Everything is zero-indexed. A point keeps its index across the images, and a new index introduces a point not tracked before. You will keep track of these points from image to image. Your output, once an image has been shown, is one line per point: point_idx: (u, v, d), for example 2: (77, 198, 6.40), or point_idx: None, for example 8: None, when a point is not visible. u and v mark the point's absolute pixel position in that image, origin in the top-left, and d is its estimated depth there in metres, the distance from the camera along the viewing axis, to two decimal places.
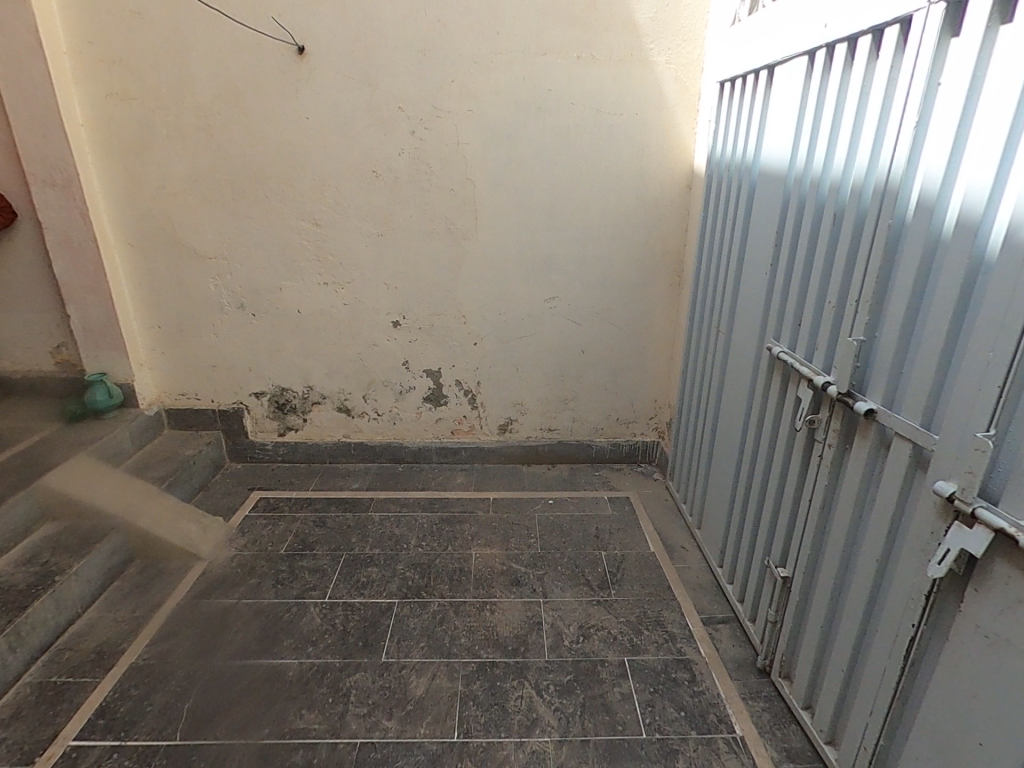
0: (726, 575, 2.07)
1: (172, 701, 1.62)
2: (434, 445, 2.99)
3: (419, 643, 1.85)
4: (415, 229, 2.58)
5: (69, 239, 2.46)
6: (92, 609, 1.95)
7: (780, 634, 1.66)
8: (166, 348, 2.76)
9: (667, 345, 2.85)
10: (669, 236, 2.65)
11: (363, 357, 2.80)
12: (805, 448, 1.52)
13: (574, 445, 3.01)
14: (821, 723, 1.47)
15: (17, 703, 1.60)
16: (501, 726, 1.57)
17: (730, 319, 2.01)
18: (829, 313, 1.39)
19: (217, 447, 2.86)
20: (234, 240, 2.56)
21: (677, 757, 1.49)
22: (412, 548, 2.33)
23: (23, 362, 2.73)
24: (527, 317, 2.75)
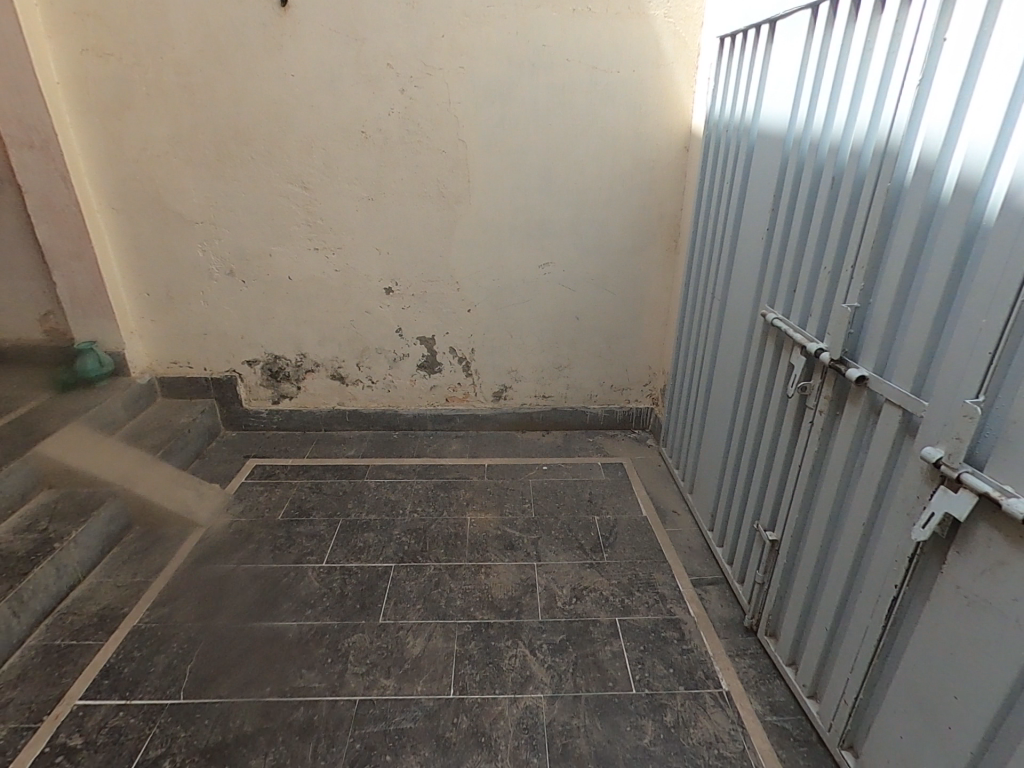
0: (716, 539, 2.11)
1: (175, 662, 1.67)
2: (429, 412, 3.00)
3: (416, 605, 1.90)
4: (406, 193, 2.52)
5: (51, 204, 2.39)
6: (93, 574, 1.97)
7: (766, 595, 1.70)
8: (156, 316, 2.72)
9: (662, 311, 2.84)
10: (665, 200, 2.60)
11: (356, 324, 2.78)
12: (797, 414, 1.53)
13: (569, 412, 3.02)
14: (804, 678, 1.53)
15: (23, 664, 1.63)
16: (496, 683, 1.62)
17: (725, 285, 1.99)
18: (825, 278, 1.38)
19: (211, 415, 2.86)
20: (222, 204, 2.50)
21: (666, 711, 1.55)
22: (408, 513, 2.36)
23: (11, 329, 2.70)
24: (521, 283, 2.72)
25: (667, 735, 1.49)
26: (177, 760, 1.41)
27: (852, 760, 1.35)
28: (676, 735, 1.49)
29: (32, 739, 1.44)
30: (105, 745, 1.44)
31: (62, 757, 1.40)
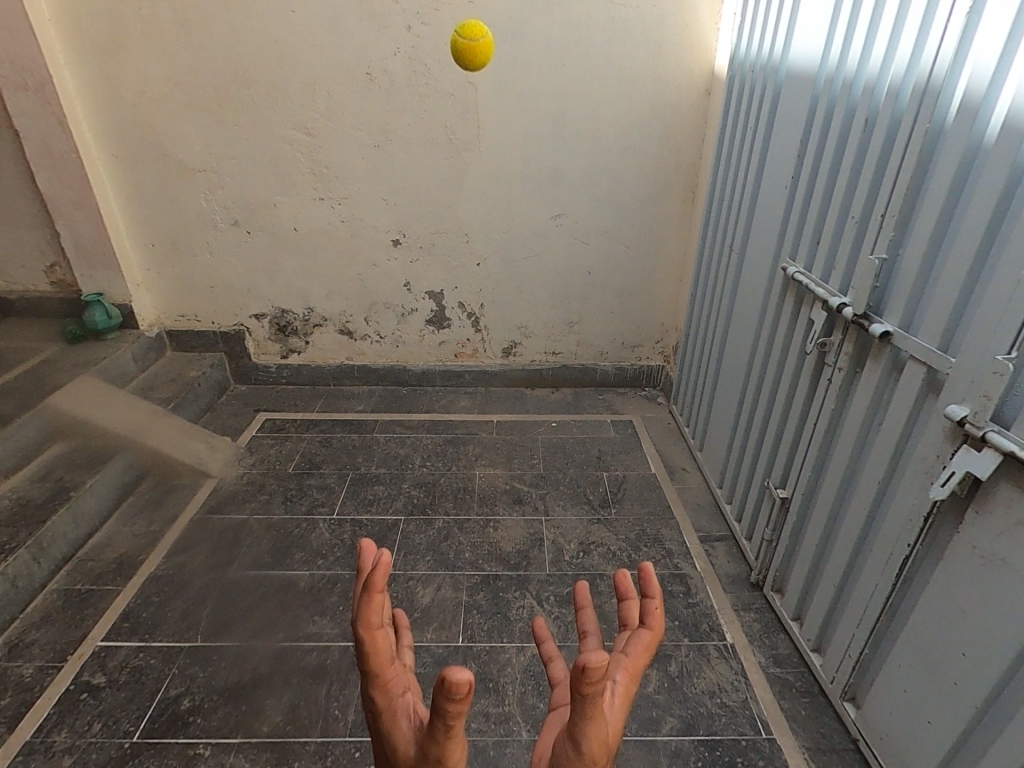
0: (725, 496, 2.10)
1: (192, 607, 1.71)
2: (438, 368, 2.98)
3: (425, 556, 1.93)
4: (414, 139, 2.43)
5: (50, 151, 2.33)
6: (110, 522, 2.02)
7: (774, 552, 1.71)
8: (162, 268, 2.69)
9: (677, 266, 2.76)
10: (684, 148, 2.49)
11: (364, 277, 2.73)
12: (814, 371, 1.49)
13: (579, 369, 2.99)
14: (809, 633, 1.54)
15: (46, 606, 1.69)
16: (503, 632, 1.66)
17: (744, 238, 1.92)
18: (852, 229, 1.31)
19: (221, 369, 2.86)
20: (224, 152, 2.43)
21: (670, 661, 1.58)
22: (417, 468, 2.37)
23: (18, 280, 2.69)
24: (532, 236, 2.65)
25: (671, 684, 1.52)
26: (197, 699, 1.46)
27: (854, 711, 1.37)
28: (679, 684, 1.52)
29: (56, 677, 1.50)
30: (127, 683, 1.49)
31: (86, 694, 1.46)
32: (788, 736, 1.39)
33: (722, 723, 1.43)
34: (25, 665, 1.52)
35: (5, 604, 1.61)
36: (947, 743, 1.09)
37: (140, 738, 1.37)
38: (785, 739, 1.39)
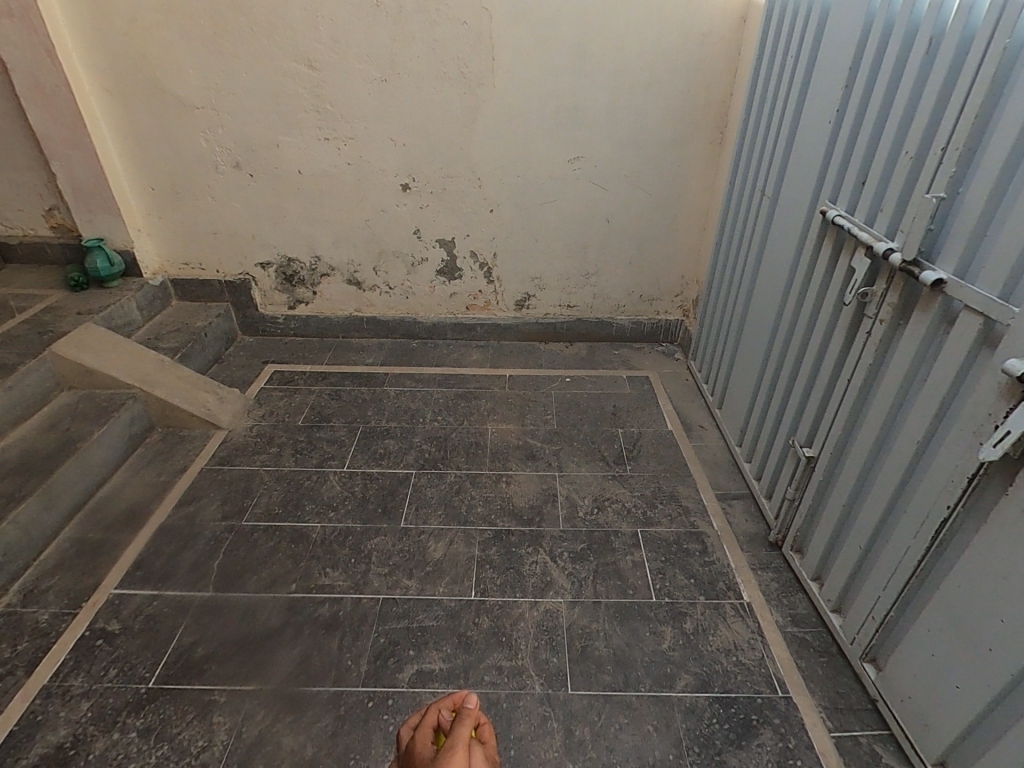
0: (744, 454, 2.04)
1: (203, 557, 1.71)
2: (449, 321, 2.90)
3: (437, 511, 1.90)
4: (424, 73, 2.27)
5: (40, 85, 2.21)
6: (120, 473, 2.01)
7: (796, 511, 1.66)
8: (163, 213, 2.59)
9: (700, 214, 2.62)
10: (714, 84, 2.31)
11: (372, 224, 2.62)
12: (851, 324, 1.40)
13: (594, 323, 2.89)
14: (829, 593, 1.51)
15: (59, 555, 1.69)
16: (516, 587, 1.64)
17: (779, 181, 1.78)
18: (905, 166, 1.19)
19: (228, 320, 2.80)
20: (223, 87, 2.29)
21: (685, 619, 1.56)
22: (428, 422, 2.33)
23: (17, 225, 2.61)
24: (548, 180, 2.51)
25: (686, 641, 1.50)
26: (210, 648, 1.46)
27: (873, 672, 1.35)
28: (695, 642, 1.50)
29: (72, 624, 1.50)
30: (142, 631, 1.50)
31: (101, 641, 1.47)
32: (804, 695, 1.38)
33: (738, 681, 1.41)
34: (41, 611, 1.53)
35: (18, 551, 1.61)
36: (976, 708, 1.06)
37: (155, 684, 1.38)
38: (801, 698, 1.37)
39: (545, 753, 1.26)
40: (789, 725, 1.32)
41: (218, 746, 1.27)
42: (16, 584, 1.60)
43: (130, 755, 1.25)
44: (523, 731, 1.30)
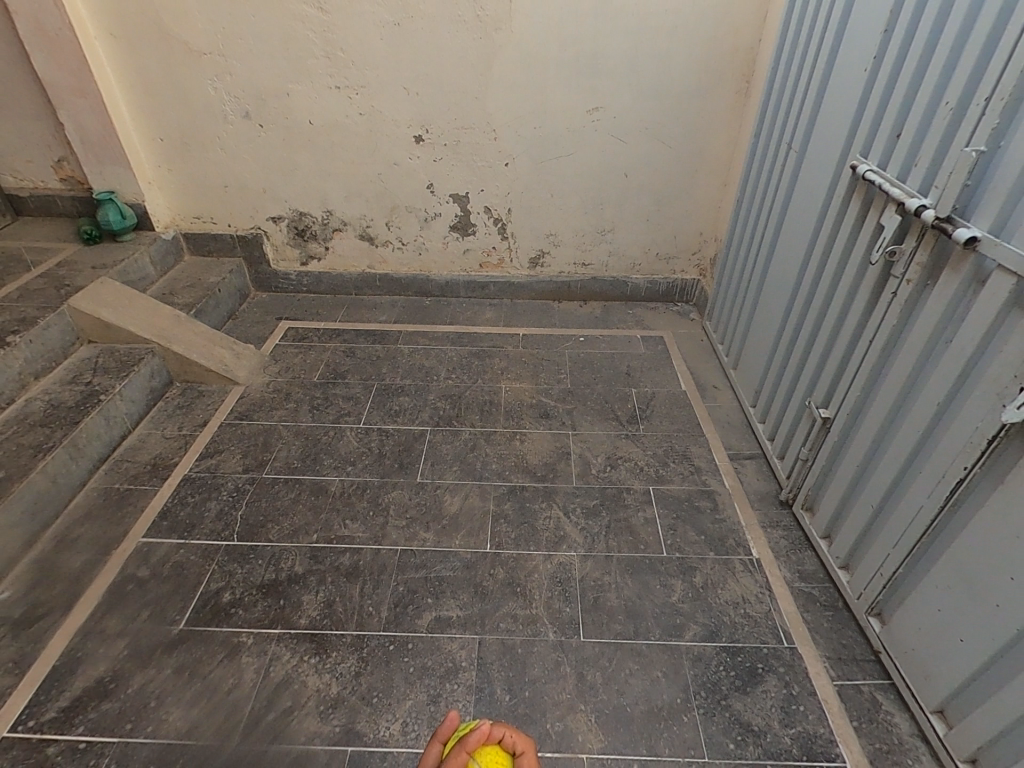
0: (758, 414, 2.05)
1: (226, 507, 1.76)
2: (462, 278, 2.87)
3: (453, 466, 1.93)
4: (438, 16, 2.18)
5: (44, 29, 2.14)
6: (142, 426, 2.05)
7: (809, 471, 1.67)
8: (173, 165, 2.55)
9: (721, 169, 2.54)
10: (742, 29, 2.20)
11: (384, 178, 2.57)
12: (877, 284, 1.37)
13: (609, 282, 2.86)
14: (837, 551, 1.54)
15: (88, 503, 1.75)
16: (530, 541, 1.68)
17: (807, 134, 1.72)
18: (944, 117, 1.14)
19: (241, 275, 2.79)
20: (230, 31, 2.21)
21: (695, 573, 1.60)
22: (442, 379, 2.34)
23: (27, 177, 2.58)
24: (565, 132, 2.44)
25: (695, 594, 1.54)
26: (237, 593, 1.52)
27: (878, 626, 1.38)
28: (704, 594, 1.54)
29: (104, 569, 1.57)
30: (170, 577, 1.56)
31: (133, 585, 1.53)
32: (809, 646, 1.42)
33: (745, 631, 1.45)
34: (74, 557, 1.60)
35: (48, 500, 1.67)
36: (979, 660, 1.09)
37: (186, 626, 1.45)
38: (806, 649, 1.42)
39: (558, 695, 1.32)
40: (794, 674, 1.36)
41: (248, 683, 1.34)
42: (49, 531, 1.66)
43: (165, 690, 1.32)
44: (538, 675, 1.36)
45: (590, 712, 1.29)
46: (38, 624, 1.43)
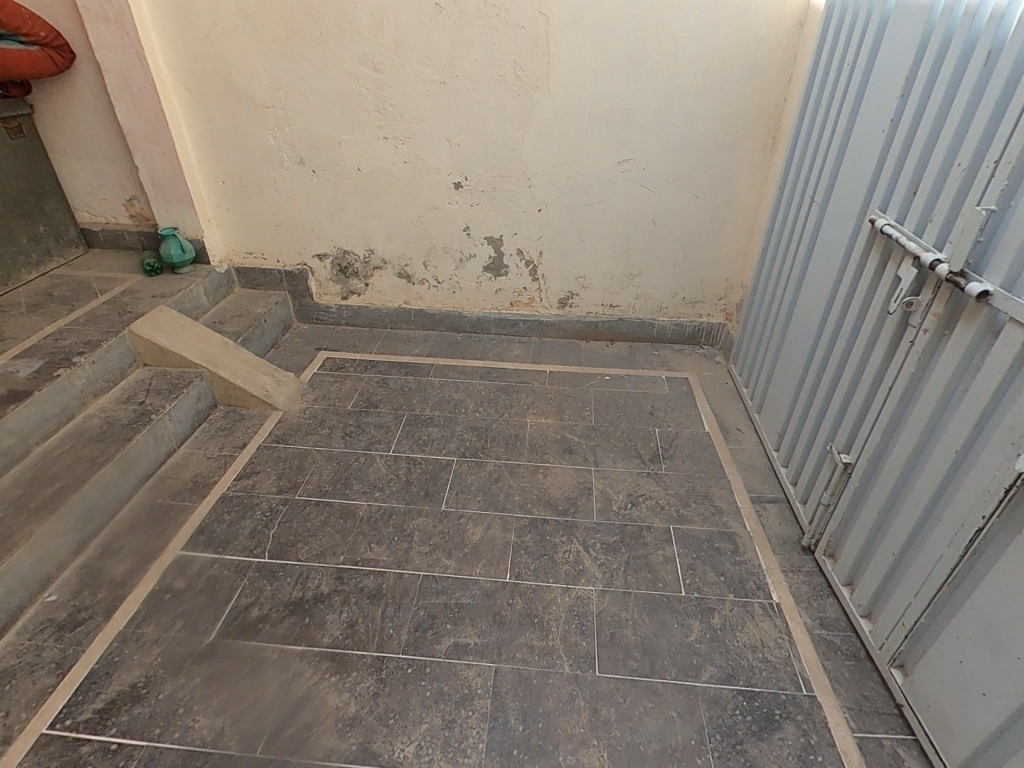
0: (782, 459, 2.06)
1: (260, 526, 1.84)
2: (493, 316, 2.98)
3: (477, 497, 1.99)
4: (481, 76, 2.35)
5: (129, 84, 2.40)
6: (187, 445, 2.17)
7: (830, 517, 1.67)
8: (232, 204, 2.76)
9: (748, 218, 2.61)
10: (768, 89, 2.31)
11: (424, 220, 2.73)
12: (896, 332, 1.41)
13: (636, 324, 2.93)
14: (860, 598, 1.52)
15: (133, 516, 1.86)
16: (549, 573, 1.71)
17: (829, 188, 1.79)
18: (957, 177, 1.20)
19: (285, 308, 2.96)
20: (293, 87, 2.43)
21: (713, 614, 1.60)
22: (470, 412, 2.42)
23: (101, 213, 2.83)
24: (596, 181, 2.56)
25: (713, 636, 1.54)
26: (265, 609, 1.59)
27: (900, 678, 1.36)
28: (721, 636, 1.54)
29: (144, 578, 1.66)
30: (204, 590, 1.64)
31: (169, 596, 1.61)
32: (829, 695, 1.40)
33: (762, 676, 1.44)
34: (117, 565, 1.69)
35: (98, 511, 1.78)
36: (1002, 716, 1.07)
37: (216, 637, 1.51)
38: (826, 698, 1.39)
39: (571, 728, 1.33)
40: (811, 722, 1.34)
41: (271, 697, 1.38)
42: (96, 539, 1.76)
43: (193, 698, 1.38)
44: (551, 707, 1.37)
45: (602, 747, 1.30)
46: (81, 628, 1.52)
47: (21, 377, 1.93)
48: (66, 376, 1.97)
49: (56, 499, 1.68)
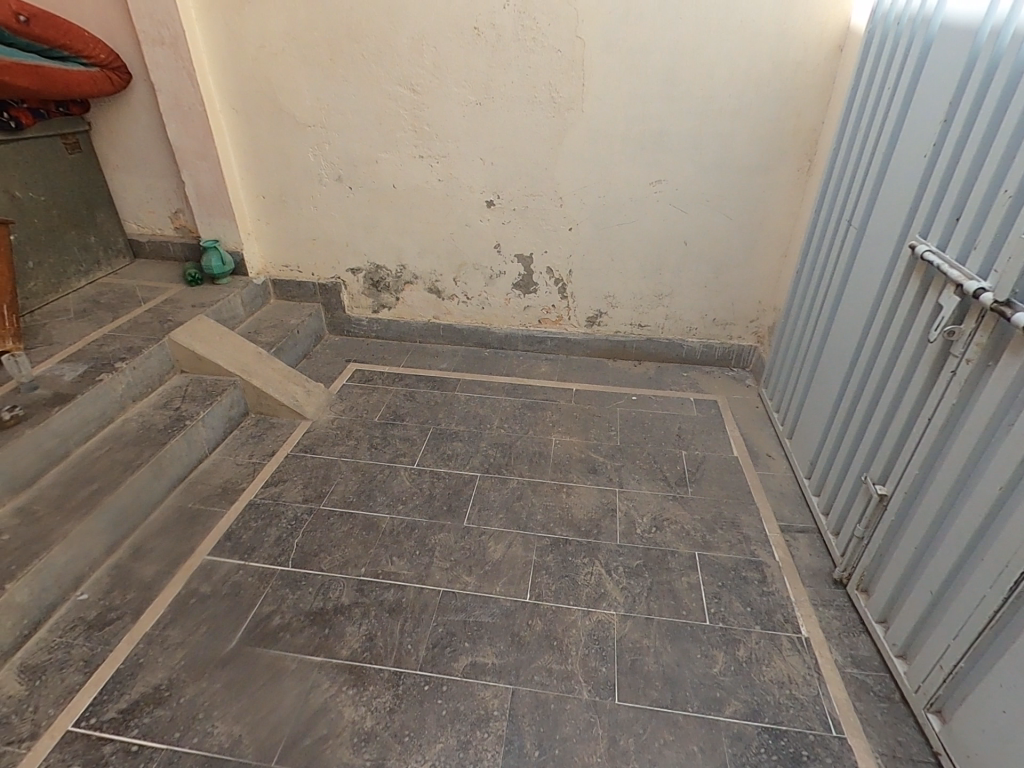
0: (813, 487, 2.00)
1: (285, 535, 1.87)
2: (521, 333, 2.99)
3: (499, 514, 1.98)
4: (516, 97, 2.39)
5: (180, 103, 2.51)
6: (218, 452, 2.22)
7: (864, 550, 1.61)
8: (271, 218, 2.85)
9: (783, 241, 2.58)
10: (805, 112, 2.29)
11: (456, 237, 2.77)
12: (936, 361, 1.37)
13: (664, 344, 2.90)
14: (894, 638, 1.46)
15: (164, 519, 1.90)
16: (570, 595, 1.69)
17: (867, 213, 1.76)
18: (1003, 204, 1.17)
19: (317, 320, 3.03)
20: (333, 107, 2.50)
21: (739, 646, 1.55)
22: (495, 428, 2.42)
23: (148, 225, 2.95)
24: (628, 201, 2.57)
25: (738, 668, 1.49)
26: (286, 618, 1.60)
27: (938, 724, 1.29)
28: (747, 669, 1.49)
29: (171, 581, 1.69)
30: (229, 595, 1.66)
31: (195, 600, 1.64)
32: (860, 738, 1.34)
33: (789, 713, 1.39)
34: (146, 567, 1.73)
35: (130, 513, 1.83)
36: None
37: (238, 644, 1.53)
38: (857, 741, 1.33)
39: (588, 757, 1.30)
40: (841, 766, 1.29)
41: (289, 706, 1.39)
42: (127, 541, 1.81)
43: (213, 703, 1.39)
44: (568, 734, 1.34)
45: None
46: (109, 627, 1.55)
47: (66, 381, 2.01)
48: (107, 381, 2.04)
49: (92, 500, 1.73)
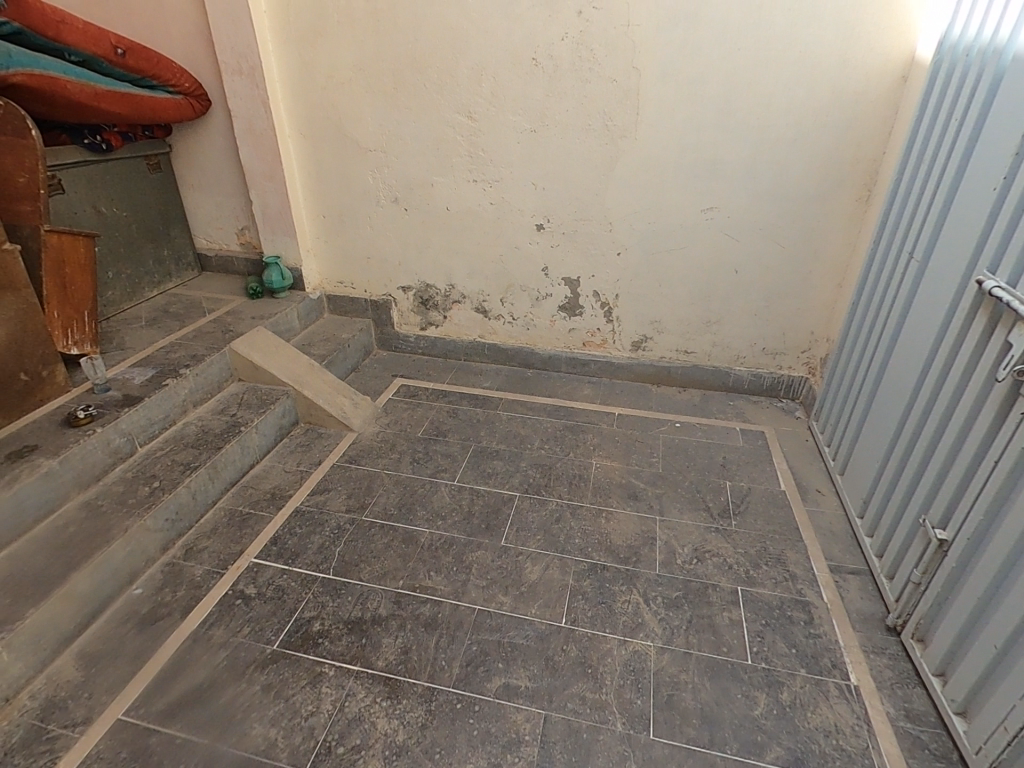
0: (866, 527, 1.92)
1: (327, 543, 1.91)
2: (565, 355, 3.01)
3: (537, 535, 1.98)
4: (570, 125, 2.44)
5: (253, 128, 2.67)
6: (268, 458, 2.31)
7: (921, 597, 1.53)
8: (330, 237, 2.98)
9: (838, 271, 2.51)
10: (865, 143, 2.25)
11: (505, 259, 2.82)
12: (1003, 402, 1.31)
13: (710, 371, 2.86)
14: (953, 693, 1.37)
15: (215, 521, 1.98)
16: (606, 622, 1.66)
17: (930, 245, 1.71)
18: None
19: (367, 335, 3.12)
20: (394, 133, 2.62)
21: (782, 689, 1.49)
22: (535, 449, 2.43)
23: (216, 240, 3.13)
24: (678, 229, 2.57)
25: (781, 712, 1.43)
26: (325, 625, 1.64)
27: None
28: (791, 714, 1.43)
29: (219, 582, 1.75)
30: (272, 599, 1.71)
31: (240, 601, 1.70)
32: None
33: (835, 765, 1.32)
34: (196, 566, 1.80)
35: (185, 513, 1.91)
36: None
37: (278, 648, 1.57)
38: None
39: None
40: None
41: (324, 713, 1.41)
42: (181, 539, 1.89)
43: (252, 704, 1.43)
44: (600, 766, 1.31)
45: None
46: (160, 623, 1.62)
47: (135, 384, 2.13)
48: (172, 385, 2.16)
49: (152, 498, 1.82)
